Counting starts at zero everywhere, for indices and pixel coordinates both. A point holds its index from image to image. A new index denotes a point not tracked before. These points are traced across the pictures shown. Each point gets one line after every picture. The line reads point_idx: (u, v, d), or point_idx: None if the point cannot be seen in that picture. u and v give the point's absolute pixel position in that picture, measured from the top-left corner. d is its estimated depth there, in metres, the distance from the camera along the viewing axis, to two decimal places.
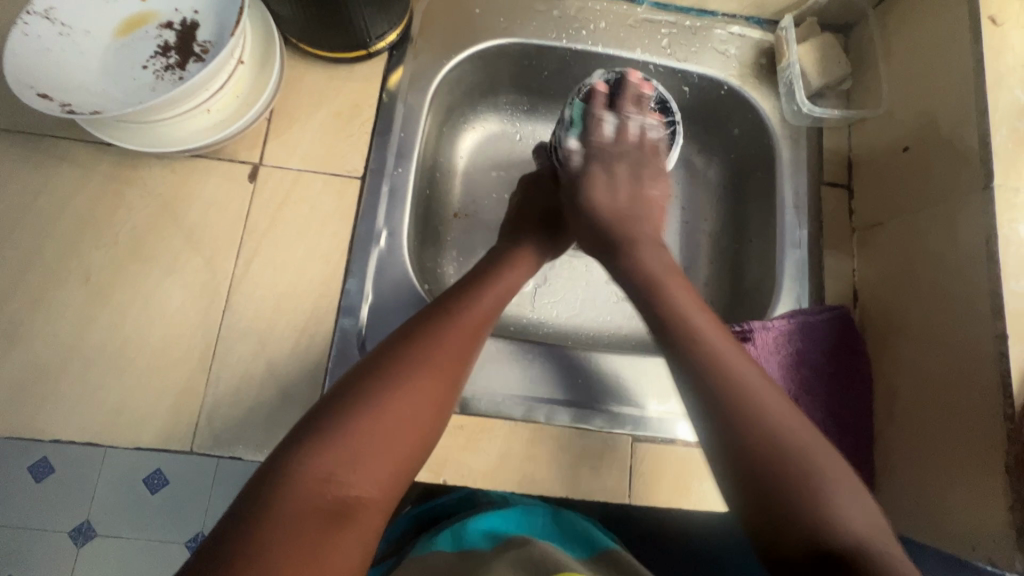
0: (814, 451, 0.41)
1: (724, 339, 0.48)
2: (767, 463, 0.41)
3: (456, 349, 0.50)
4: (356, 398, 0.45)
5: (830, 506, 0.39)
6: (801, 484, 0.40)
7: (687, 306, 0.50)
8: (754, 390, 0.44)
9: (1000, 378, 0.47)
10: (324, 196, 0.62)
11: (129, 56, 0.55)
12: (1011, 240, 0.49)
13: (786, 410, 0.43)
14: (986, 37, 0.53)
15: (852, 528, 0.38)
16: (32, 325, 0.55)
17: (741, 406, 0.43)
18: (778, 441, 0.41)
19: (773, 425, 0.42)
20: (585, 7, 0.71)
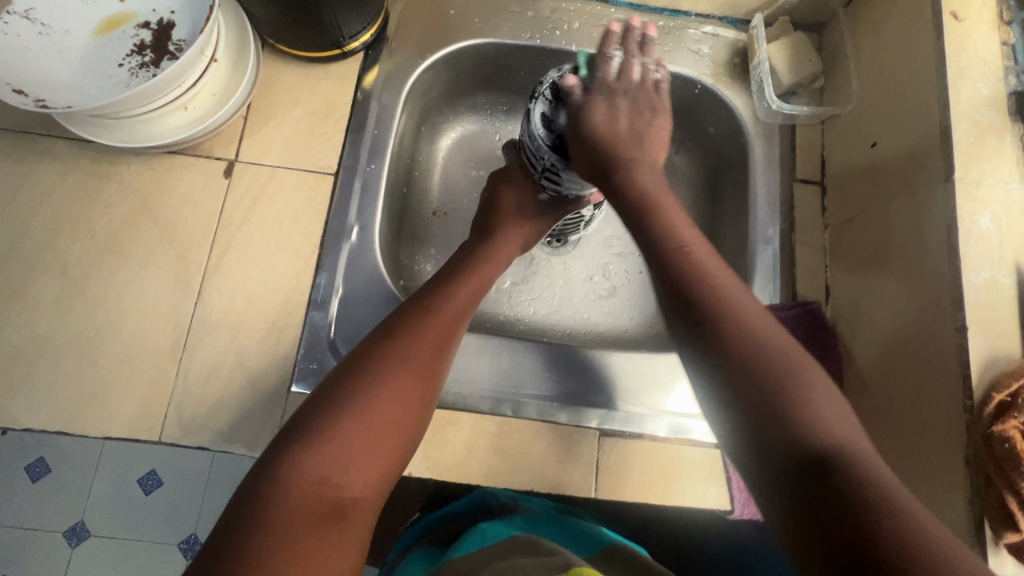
0: (799, 359, 0.39)
1: (701, 247, 0.46)
2: (758, 374, 0.38)
3: (433, 345, 0.51)
4: (335, 401, 0.45)
5: (810, 403, 0.37)
6: (789, 392, 0.37)
7: (687, 235, 0.47)
8: (742, 310, 0.41)
9: (960, 369, 0.47)
10: (297, 192, 0.63)
11: (106, 54, 0.56)
12: (972, 233, 0.49)
13: (772, 326, 0.41)
14: (947, 33, 0.54)
15: (831, 434, 0.36)
16: (8, 315, 0.56)
17: (743, 345, 0.39)
18: (776, 355, 0.39)
19: (797, 364, 0.39)
20: (559, 8, 0.72)
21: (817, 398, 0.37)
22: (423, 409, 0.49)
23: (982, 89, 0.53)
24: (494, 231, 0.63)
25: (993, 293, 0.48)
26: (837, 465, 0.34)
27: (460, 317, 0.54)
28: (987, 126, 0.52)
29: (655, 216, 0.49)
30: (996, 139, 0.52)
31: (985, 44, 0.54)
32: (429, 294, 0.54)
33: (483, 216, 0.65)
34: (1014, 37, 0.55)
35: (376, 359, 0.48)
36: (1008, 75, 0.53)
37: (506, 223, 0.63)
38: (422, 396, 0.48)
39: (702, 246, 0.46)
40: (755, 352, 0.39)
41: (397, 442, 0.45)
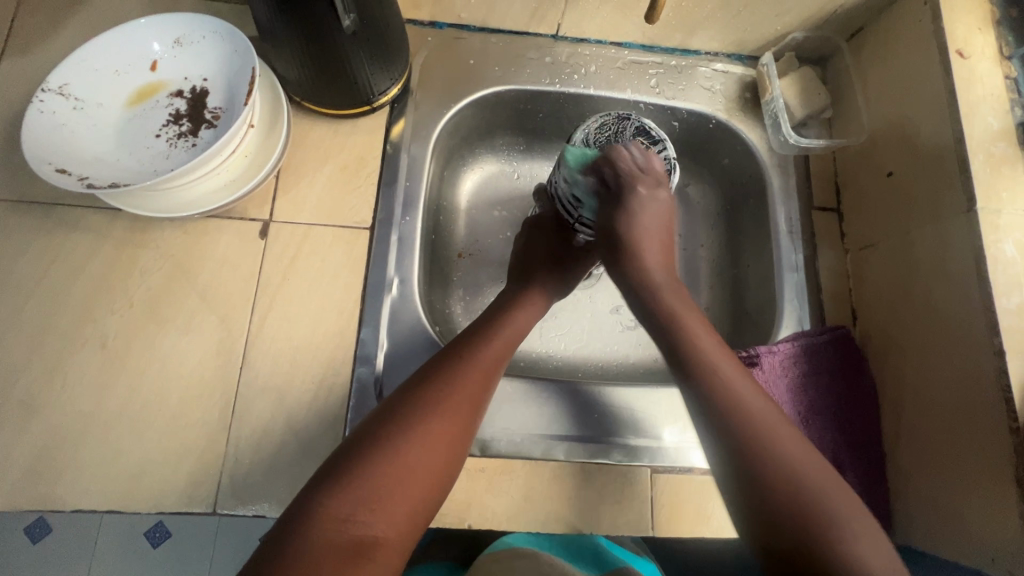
0: (828, 486, 0.42)
1: (734, 366, 0.49)
2: (790, 502, 0.41)
3: (477, 386, 0.51)
4: (379, 434, 0.46)
5: (843, 538, 0.40)
6: (824, 520, 0.40)
7: (716, 354, 0.49)
8: (768, 425, 0.45)
9: (1002, 392, 0.49)
10: (334, 248, 0.63)
11: (142, 125, 0.56)
12: (998, 260, 0.52)
13: (805, 453, 0.44)
14: (955, 72, 0.57)
15: (868, 565, 0.39)
16: (51, 394, 0.55)
17: (773, 466, 0.43)
18: (805, 477, 0.42)
19: (830, 497, 0.42)
20: (575, 53, 0.74)
21: (851, 533, 0.40)
22: (459, 454, 0.48)
23: (992, 122, 0.56)
24: (536, 267, 0.65)
25: None
26: None
27: (502, 359, 0.55)
28: (1001, 157, 0.55)
29: (678, 324, 0.52)
30: (1011, 169, 0.55)
31: (990, 79, 0.57)
32: (472, 338, 0.55)
33: (524, 256, 0.67)
34: (1016, 71, 0.58)
35: (416, 401, 0.48)
36: (1014, 107, 0.57)
37: (545, 267, 0.65)
38: (457, 442, 0.48)
39: (733, 367, 0.49)
40: (790, 480, 0.42)
41: (432, 483, 0.46)
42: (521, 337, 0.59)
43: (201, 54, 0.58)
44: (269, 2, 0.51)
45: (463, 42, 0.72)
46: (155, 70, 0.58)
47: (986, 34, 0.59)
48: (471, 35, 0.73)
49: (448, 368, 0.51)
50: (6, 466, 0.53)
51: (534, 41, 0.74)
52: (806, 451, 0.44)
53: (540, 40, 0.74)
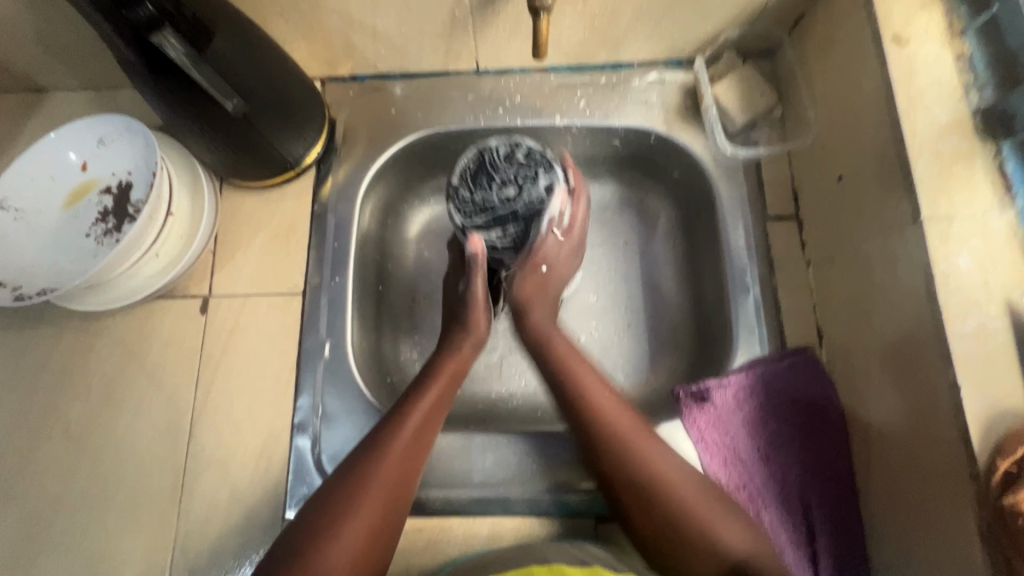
0: (687, 492, 0.49)
1: (600, 383, 0.55)
2: (665, 514, 0.48)
3: (400, 464, 0.50)
4: (304, 538, 0.45)
5: (711, 533, 0.47)
6: (686, 515, 0.48)
7: (590, 383, 0.54)
8: (632, 442, 0.51)
9: (959, 432, 0.43)
10: (270, 316, 0.65)
11: (75, 226, 0.60)
12: (950, 277, 0.45)
13: (685, 477, 0.50)
14: (892, 62, 0.50)
15: (733, 548, 0.47)
16: (27, 480, 0.60)
17: (643, 480, 0.49)
18: (669, 487, 0.49)
19: (707, 507, 0.49)
20: (499, 85, 0.72)
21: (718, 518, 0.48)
22: (389, 531, 0.48)
23: (940, 114, 0.49)
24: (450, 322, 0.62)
25: (985, 342, 0.44)
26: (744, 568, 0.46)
27: (428, 428, 0.52)
28: (952, 154, 0.48)
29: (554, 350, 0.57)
30: (965, 166, 0.47)
31: (937, 64, 0.50)
32: (402, 407, 0.53)
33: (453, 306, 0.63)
34: (971, 49, 0.51)
35: (344, 493, 0.47)
36: (968, 92, 0.49)
37: (481, 311, 0.60)
38: (388, 521, 0.48)
39: (600, 389, 0.54)
40: (663, 494, 0.49)
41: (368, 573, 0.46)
42: (450, 395, 0.56)
43: (123, 151, 0.61)
44: (159, 102, 0.53)
45: (385, 91, 0.72)
46: (84, 169, 0.61)
47: (931, 11, 0.51)
48: (393, 83, 0.72)
49: (375, 450, 0.49)
50: None
51: (456, 80, 0.72)
52: (676, 462, 0.51)
53: (462, 78, 0.72)
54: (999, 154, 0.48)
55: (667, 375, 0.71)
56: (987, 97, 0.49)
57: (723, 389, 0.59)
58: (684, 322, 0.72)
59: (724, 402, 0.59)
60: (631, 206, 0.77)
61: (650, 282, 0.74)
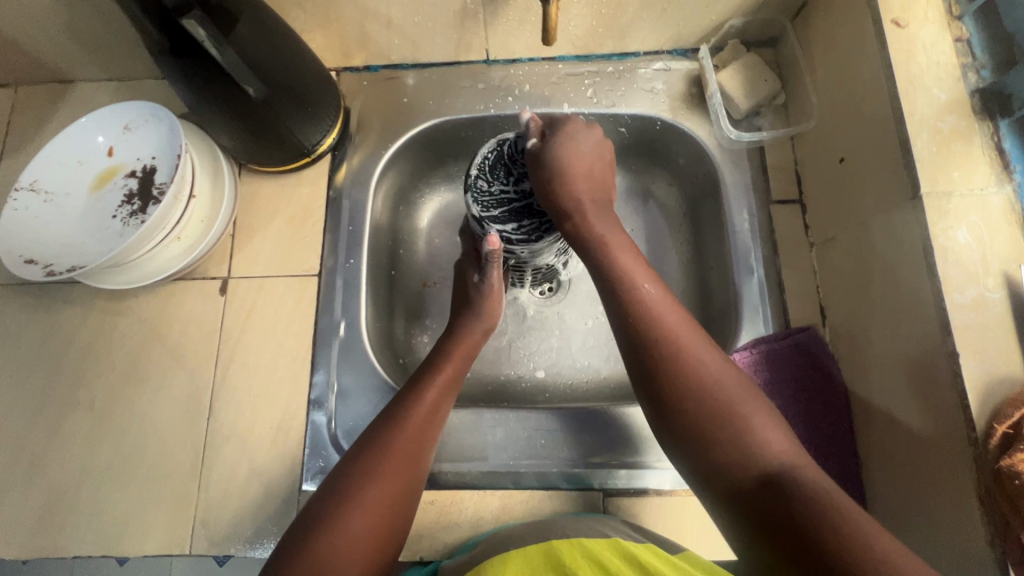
0: (737, 394, 0.44)
1: (668, 306, 0.49)
2: (699, 404, 0.44)
3: (414, 440, 0.50)
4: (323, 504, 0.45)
5: (754, 436, 0.42)
6: (730, 415, 0.43)
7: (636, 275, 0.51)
8: (676, 334, 0.47)
9: (959, 399, 0.44)
10: (287, 296, 0.67)
11: (101, 208, 0.62)
12: (949, 250, 0.47)
13: (722, 366, 0.46)
14: (892, 44, 0.52)
15: (773, 450, 0.41)
16: (54, 453, 0.63)
17: (684, 370, 0.45)
18: (713, 385, 0.44)
19: (752, 414, 0.43)
20: (508, 74, 0.74)
21: (762, 423, 0.43)
22: (405, 506, 0.48)
23: (939, 94, 0.50)
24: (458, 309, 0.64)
25: (982, 312, 0.45)
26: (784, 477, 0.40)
27: (439, 407, 0.53)
28: (951, 132, 0.49)
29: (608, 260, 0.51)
30: (963, 144, 0.49)
31: (935, 46, 0.51)
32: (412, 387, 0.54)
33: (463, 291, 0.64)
34: (968, 32, 0.52)
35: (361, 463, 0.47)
36: (967, 73, 0.51)
37: (495, 299, 0.62)
38: (404, 495, 0.48)
39: (667, 305, 0.49)
40: (722, 410, 0.43)
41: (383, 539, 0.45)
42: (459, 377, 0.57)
43: (149, 136, 0.63)
44: (185, 86, 0.55)
45: (397, 81, 0.74)
46: (111, 154, 0.64)
47: None
48: (405, 73, 0.75)
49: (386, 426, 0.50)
50: (21, 519, 0.61)
51: (467, 69, 0.74)
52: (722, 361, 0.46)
53: (473, 68, 0.74)
54: (996, 132, 0.49)
55: None
56: (985, 77, 0.50)
57: None
58: (689, 305, 0.74)
59: None
60: (637, 193, 0.79)
61: (658, 266, 0.76)
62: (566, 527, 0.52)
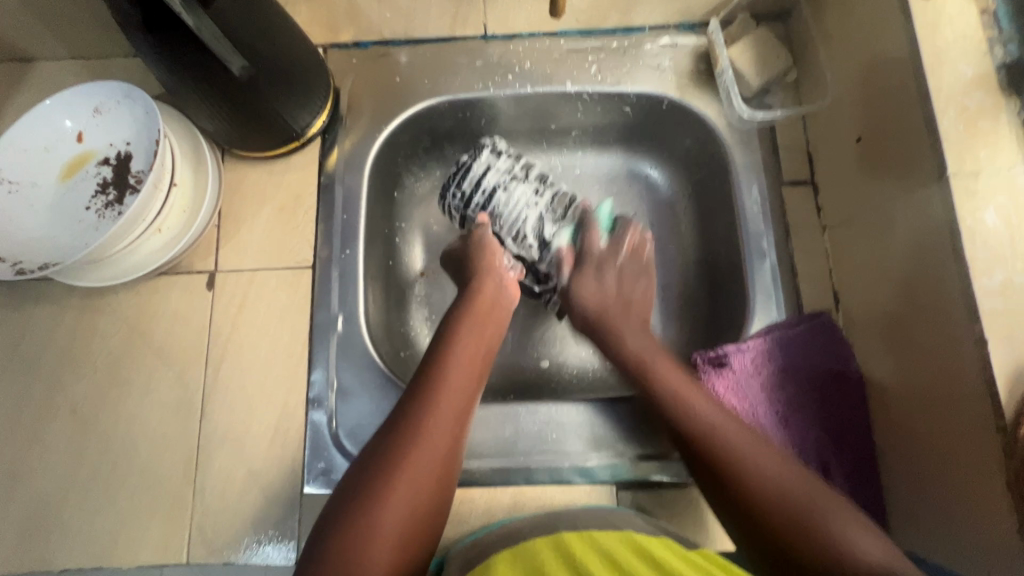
0: (813, 493, 0.43)
1: (709, 404, 0.51)
2: (781, 522, 0.42)
3: (449, 432, 0.46)
4: (352, 507, 0.41)
5: (839, 533, 0.41)
6: (809, 516, 0.42)
7: (668, 372, 0.54)
8: (736, 441, 0.47)
9: (986, 387, 0.43)
10: (279, 291, 0.63)
11: (73, 199, 0.58)
12: (977, 233, 0.45)
13: (792, 472, 0.45)
14: (917, 16, 0.50)
15: (870, 560, 0.39)
16: (33, 463, 0.59)
17: (730, 457, 0.46)
18: (789, 496, 0.43)
19: (837, 523, 0.41)
20: (507, 51, 0.69)
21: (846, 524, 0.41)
22: (445, 483, 0.45)
23: (965, 69, 0.48)
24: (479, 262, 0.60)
25: (1011, 297, 0.44)
26: None
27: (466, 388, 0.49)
28: (978, 109, 0.47)
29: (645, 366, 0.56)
30: (991, 122, 0.47)
31: (962, 18, 0.49)
32: (438, 354, 0.51)
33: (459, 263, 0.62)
34: (995, 4, 0.50)
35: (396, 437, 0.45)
36: (994, 47, 0.49)
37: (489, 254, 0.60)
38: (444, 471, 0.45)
39: (690, 388, 0.52)
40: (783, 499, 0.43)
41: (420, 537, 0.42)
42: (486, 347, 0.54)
43: (122, 120, 0.58)
44: (162, 67, 0.51)
45: (389, 58, 0.70)
46: (81, 140, 0.59)
47: None
48: (397, 50, 0.70)
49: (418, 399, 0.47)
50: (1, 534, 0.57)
51: (463, 45, 0.70)
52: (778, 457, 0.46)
53: (470, 44, 0.70)
54: None
55: (680, 344, 0.71)
56: (1012, 51, 0.48)
57: (741, 354, 0.59)
58: (697, 291, 0.72)
59: (740, 367, 0.59)
60: (641, 176, 0.76)
61: (664, 252, 0.74)
62: (581, 522, 0.50)
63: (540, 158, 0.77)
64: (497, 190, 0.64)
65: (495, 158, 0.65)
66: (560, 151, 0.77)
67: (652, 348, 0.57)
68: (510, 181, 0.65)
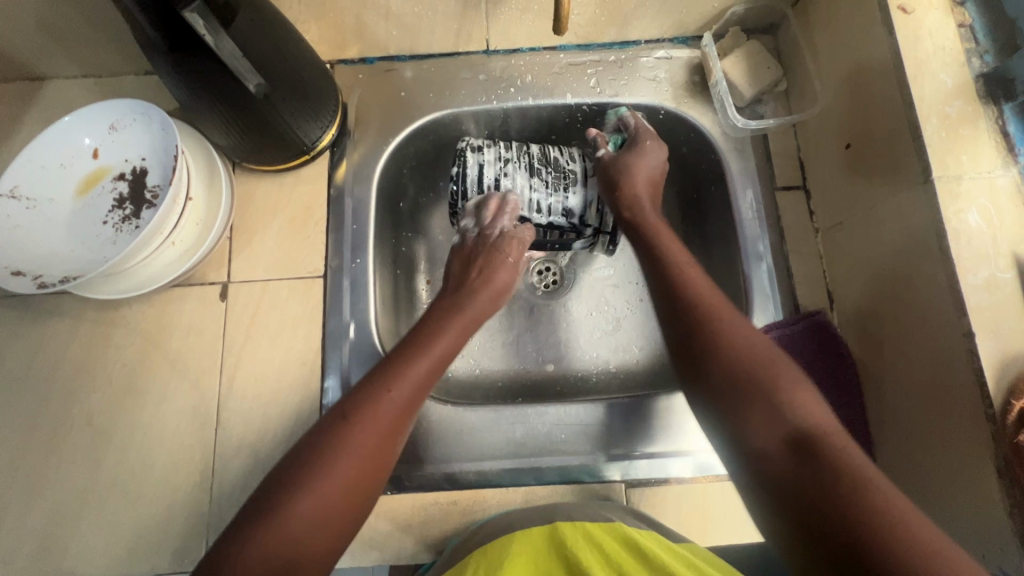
0: (782, 368, 0.44)
1: (698, 274, 0.53)
2: (742, 381, 0.44)
3: (392, 422, 0.46)
4: (297, 471, 0.41)
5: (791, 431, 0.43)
6: (768, 386, 0.43)
7: (666, 241, 0.56)
8: (713, 304, 0.49)
9: (975, 377, 0.45)
10: (291, 300, 0.65)
11: (90, 214, 0.59)
12: (961, 232, 0.48)
13: (762, 346, 0.46)
14: (898, 30, 0.53)
15: (808, 418, 0.41)
16: (50, 474, 0.60)
17: (706, 323, 0.48)
18: (756, 372, 0.44)
19: (790, 390, 0.43)
20: (509, 64, 0.72)
21: (795, 390, 0.43)
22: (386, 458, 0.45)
23: (945, 79, 0.51)
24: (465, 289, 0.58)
25: (995, 292, 0.46)
26: (816, 441, 0.40)
27: (417, 392, 0.48)
28: (958, 117, 0.50)
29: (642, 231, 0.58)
30: (970, 128, 0.50)
31: (941, 31, 0.52)
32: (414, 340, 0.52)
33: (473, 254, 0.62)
34: (971, 17, 0.53)
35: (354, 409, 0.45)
36: (971, 58, 0.52)
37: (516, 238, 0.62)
38: (388, 448, 0.45)
39: (690, 265, 0.54)
40: (748, 365, 0.45)
41: (346, 520, 0.42)
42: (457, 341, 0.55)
43: (138, 136, 0.60)
44: (182, 87, 0.53)
45: (395, 74, 0.72)
46: (97, 156, 0.60)
47: None
48: (403, 65, 0.72)
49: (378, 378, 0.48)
50: (19, 546, 0.58)
51: (466, 60, 0.72)
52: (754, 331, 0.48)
53: (473, 58, 0.72)
54: (1001, 116, 0.50)
55: None
56: (988, 62, 0.51)
57: None
58: None
59: None
60: None
61: None
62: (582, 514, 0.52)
63: None
64: (500, 180, 0.63)
65: (481, 155, 0.64)
66: None
67: (669, 239, 0.57)
68: (506, 167, 0.64)
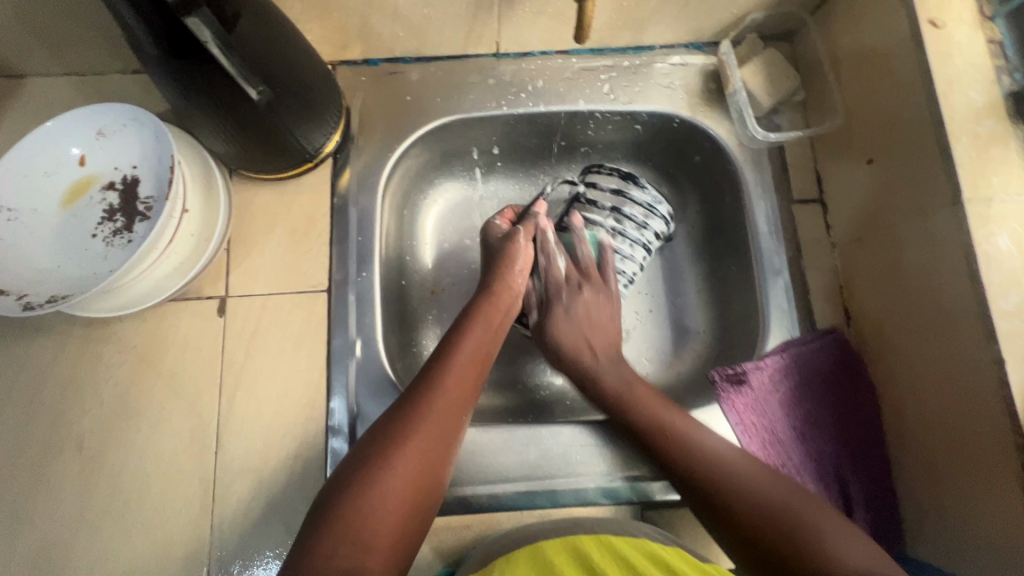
0: (804, 512, 0.48)
1: (685, 422, 0.55)
2: (772, 537, 0.47)
3: (446, 421, 0.47)
4: (359, 480, 0.42)
5: (827, 546, 0.45)
6: (798, 533, 0.46)
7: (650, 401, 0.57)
8: (717, 465, 0.52)
9: (1005, 405, 0.45)
10: (294, 315, 0.62)
11: (78, 227, 0.55)
12: (991, 257, 0.47)
13: (781, 488, 0.50)
14: (929, 45, 0.51)
15: (852, 561, 0.44)
16: (38, 501, 0.56)
17: (736, 513, 0.49)
18: (782, 520, 0.47)
19: (822, 531, 0.46)
20: (519, 69, 0.69)
21: (827, 535, 0.46)
22: (445, 459, 0.47)
23: (975, 97, 0.50)
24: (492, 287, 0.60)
25: None
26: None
27: (462, 398, 0.50)
28: (989, 136, 0.49)
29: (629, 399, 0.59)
30: (1001, 149, 0.49)
31: (971, 47, 0.51)
32: (448, 342, 0.54)
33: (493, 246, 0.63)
34: (1001, 33, 0.52)
35: (406, 415, 0.46)
36: (1001, 75, 0.50)
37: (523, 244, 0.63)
38: (444, 449, 0.47)
39: (666, 412, 0.56)
40: (770, 522, 0.48)
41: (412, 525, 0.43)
42: (494, 337, 0.57)
43: (129, 143, 0.56)
44: (184, 99, 0.50)
45: (401, 77, 0.69)
46: (84, 164, 0.56)
47: None
48: (408, 68, 0.69)
49: (425, 382, 0.49)
50: None
51: (475, 64, 0.69)
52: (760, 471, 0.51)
53: (481, 62, 0.69)
54: None
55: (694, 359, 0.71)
56: (1018, 80, 0.50)
57: (760, 371, 0.60)
58: (708, 304, 0.73)
59: (759, 384, 0.60)
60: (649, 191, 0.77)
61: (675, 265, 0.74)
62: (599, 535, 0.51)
63: (548, 172, 0.77)
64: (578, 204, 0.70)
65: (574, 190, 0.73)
66: (570, 167, 0.77)
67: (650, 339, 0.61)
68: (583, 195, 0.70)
